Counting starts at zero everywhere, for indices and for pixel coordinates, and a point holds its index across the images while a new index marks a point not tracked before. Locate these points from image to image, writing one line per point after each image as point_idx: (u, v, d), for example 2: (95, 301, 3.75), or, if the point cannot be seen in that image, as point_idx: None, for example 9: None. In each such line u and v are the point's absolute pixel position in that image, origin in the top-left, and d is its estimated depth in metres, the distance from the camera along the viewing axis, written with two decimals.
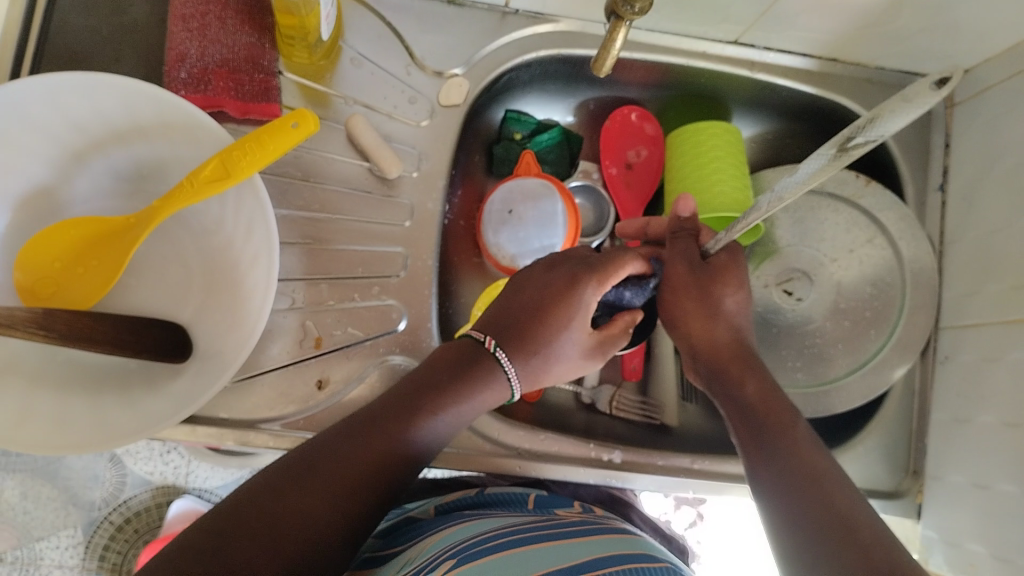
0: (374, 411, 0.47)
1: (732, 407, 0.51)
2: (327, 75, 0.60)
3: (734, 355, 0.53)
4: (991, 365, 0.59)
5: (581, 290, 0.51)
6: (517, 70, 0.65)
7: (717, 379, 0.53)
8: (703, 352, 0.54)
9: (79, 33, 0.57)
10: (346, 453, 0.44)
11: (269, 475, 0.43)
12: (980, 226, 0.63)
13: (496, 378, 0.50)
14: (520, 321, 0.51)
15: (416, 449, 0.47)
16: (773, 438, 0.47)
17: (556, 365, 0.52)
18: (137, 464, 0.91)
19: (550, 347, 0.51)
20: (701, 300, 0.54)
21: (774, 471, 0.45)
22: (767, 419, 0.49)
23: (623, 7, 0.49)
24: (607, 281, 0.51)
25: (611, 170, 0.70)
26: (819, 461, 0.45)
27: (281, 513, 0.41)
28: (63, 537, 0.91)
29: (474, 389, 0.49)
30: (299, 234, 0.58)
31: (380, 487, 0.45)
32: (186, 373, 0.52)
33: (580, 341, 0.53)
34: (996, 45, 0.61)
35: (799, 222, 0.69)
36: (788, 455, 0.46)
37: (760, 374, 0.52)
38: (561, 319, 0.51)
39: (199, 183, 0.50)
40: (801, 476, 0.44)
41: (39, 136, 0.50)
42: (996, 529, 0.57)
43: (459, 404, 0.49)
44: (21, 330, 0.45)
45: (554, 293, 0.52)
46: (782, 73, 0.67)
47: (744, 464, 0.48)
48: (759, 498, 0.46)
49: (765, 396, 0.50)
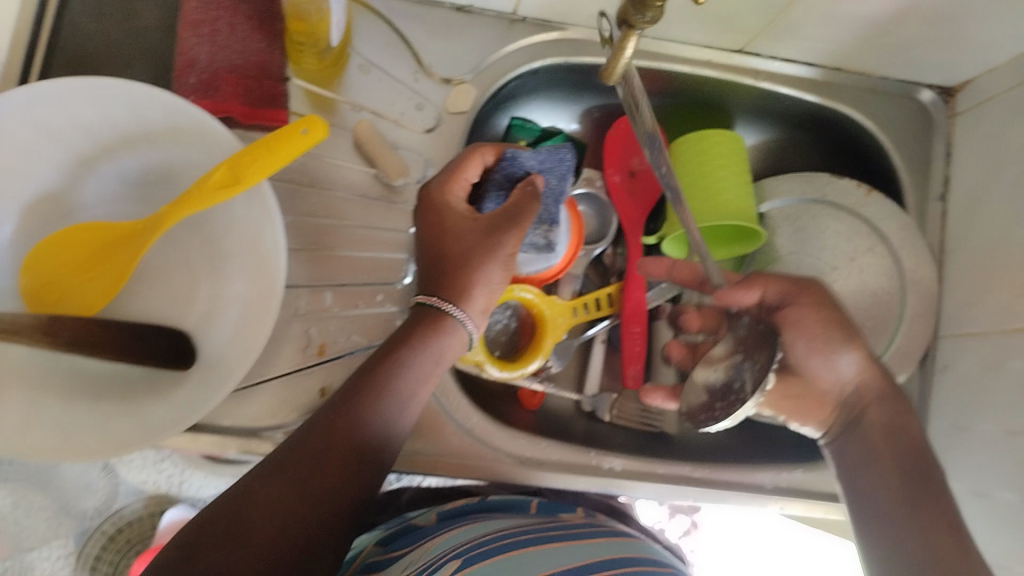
0: (347, 389, 0.48)
1: (883, 438, 0.55)
2: (335, 82, 0.60)
3: (890, 394, 0.56)
4: (991, 374, 0.60)
5: (440, 189, 0.55)
6: (523, 78, 0.66)
7: (884, 404, 0.55)
8: (863, 383, 0.56)
9: (86, 36, 0.57)
10: (319, 441, 0.46)
11: (251, 475, 0.45)
12: (979, 236, 0.64)
13: (444, 321, 0.51)
14: (421, 253, 0.54)
15: (380, 416, 0.48)
16: (922, 478, 0.52)
17: (465, 261, 0.52)
18: (130, 473, 0.89)
19: (449, 254, 0.53)
20: (850, 329, 0.56)
21: (913, 511, 0.50)
22: (920, 459, 0.53)
23: (634, 16, 0.47)
24: (453, 172, 0.56)
25: (615, 177, 0.70)
26: (950, 509, 0.50)
27: (255, 514, 0.43)
28: (55, 547, 0.90)
29: (418, 338, 0.51)
30: (302, 241, 0.58)
31: (353, 472, 0.46)
32: (189, 382, 0.51)
33: (468, 227, 0.53)
34: (997, 57, 0.62)
35: (800, 229, 0.70)
36: (923, 496, 0.51)
37: (912, 416, 0.55)
38: (434, 220, 0.54)
39: (207, 190, 0.50)
40: (937, 520, 0.49)
41: (49, 140, 0.50)
42: (1000, 534, 0.58)
43: (409, 348, 0.50)
44: (25, 337, 0.45)
45: (433, 214, 0.54)
46: (786, 82, 0.68)
47: (883, 489, 0.53)
48: (889, 521, 0.51)
49: (920, 439, 0.54)
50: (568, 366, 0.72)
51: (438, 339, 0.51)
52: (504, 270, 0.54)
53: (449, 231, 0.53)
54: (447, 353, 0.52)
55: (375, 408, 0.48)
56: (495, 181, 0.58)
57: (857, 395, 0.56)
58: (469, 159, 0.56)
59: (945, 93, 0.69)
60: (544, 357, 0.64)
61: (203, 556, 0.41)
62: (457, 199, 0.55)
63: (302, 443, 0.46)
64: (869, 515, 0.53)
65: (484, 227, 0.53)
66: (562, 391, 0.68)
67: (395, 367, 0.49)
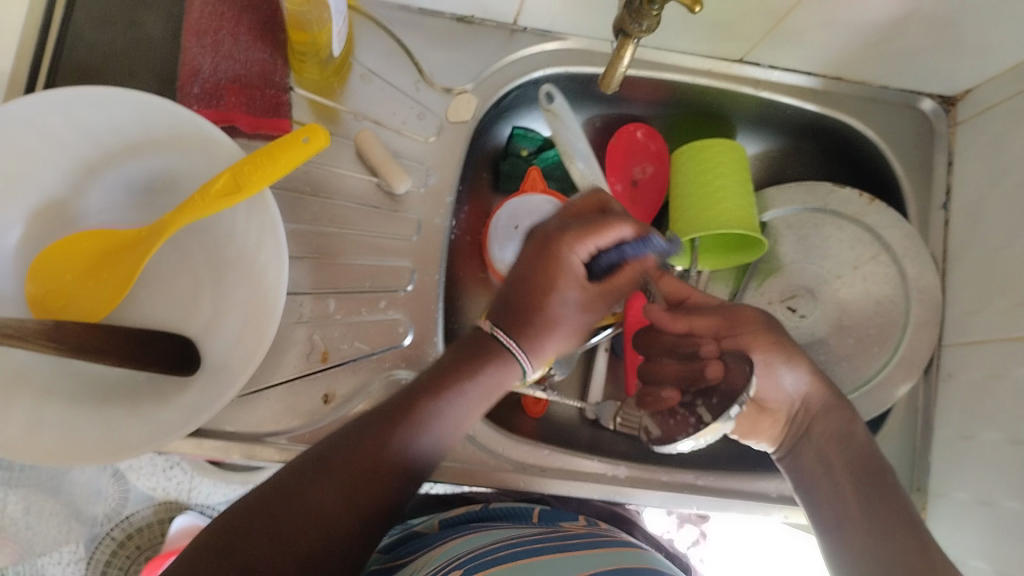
0: (408, 413, 0.48)
1: (832, 445, 0.56)
2: (337, 90, 0.61)
3: (836, 403, 0.57)
4: (994, 381, 0.60)
5: (564, 250, 0.52)
6: (524, 87, 0.66)
7: (829, 415, 0.56)
8: (808, 397, 0.57)
9: (92, 48, 0.58)
10: (367, 452, 0.46)
11: (286, 472, 0.46)
12: (982, 244, 0.64)
13: (512, 362, 0.52)
14: (517, 291, 0.52)
15: (427, 435, 0.49)
16: (878, 489, 0.53)
17: (557, 326, 0.53)
18: (140, 480, 0.90)
19: (547, 312, 0.52)
20: (791, 346, 0.56)
21: (874, 513, 0.52)
22: (872, 468, 0.54)
23: (631, 25, 0.49)
24: (588, 232, 0.52)
25: (617, 186, 0.70)
26: (913, 519, 0.51)
27: (290, 509, 0.44)
28: (64, 552, 0.89)
29: (475, 368, 0.51)
30: (307, 248, 0.59)
31: (391, 484, 0.47)
32: (194, 385, 0.52)
33: (577, 298, 0.53)
34: (998, 65, 0.62)
35: (802, 238, 0.70)
36: (887, 513, 0.52)
37: (860, 426, 0.57)
38: (550, 279, 0.52)
39: (209, 197, 0.50)
40: (896, 518, 0.51)
41: (54, 149, 0.51)
42: (1002, 544, 0.57)
43: (475, 383, 0.50)
44: (31, 342, 0.45)
45: (540, 252, 0.52)
46: (786, 91, 0.68)
47: (842, 505, 0.54)
48: (855, 535, 0.52)
49: (869, 446, 0.56)
50: (573, 375, 0.72)
51: (496, 373, 0.51)
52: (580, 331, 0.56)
53: (556, 291, 0.52)
54: (501, 389, 0.52)
55: (422, 428, 0.48)
56: (614, 251, 0.53)
57: (807, 407, 0.57)
58: (611, 233, 0.52)
59: (946, 103, 0.69)
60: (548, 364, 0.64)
61: (241, 546, 0.42)
62: (577, 260, 0.52)
63: (343, 449, 0.46)
64: (831, 530, 0.53)
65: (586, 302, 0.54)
66: (565, 399, 0.68)
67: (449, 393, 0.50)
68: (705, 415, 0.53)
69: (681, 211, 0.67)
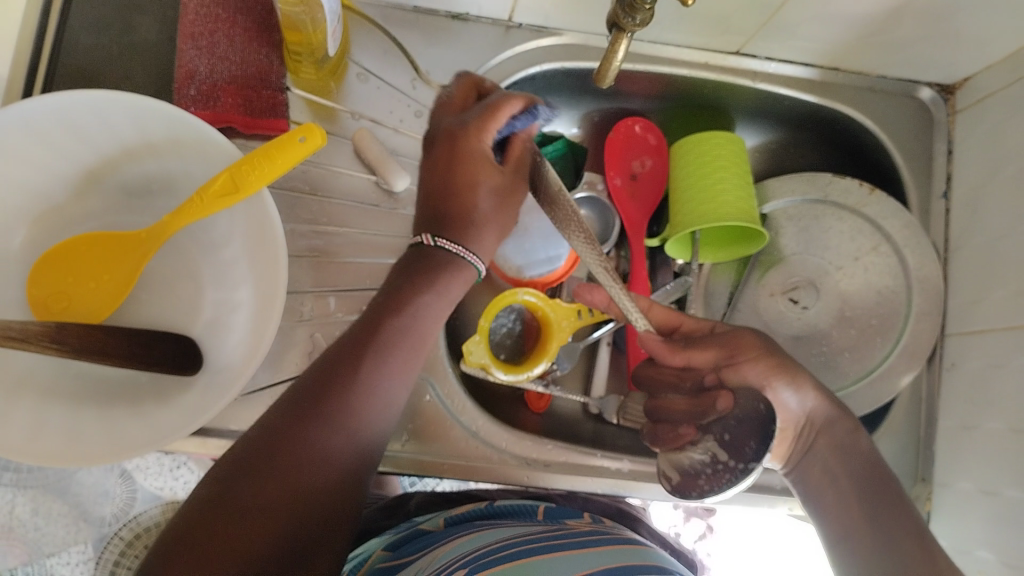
0: (363, 338, 0.48)
1: (837, 459, 0.55)
2: (334, 89, 0.61)
3: (838, 415, 0.56)
4: (996, 370, 0.60)
5: (472, 141, 0.51)
6: (521, 84, 0.66)
7: (831, 430, 0.56)
8: (812, 412, 0.56)
9: (89, 51, 0.58)
10: (337, 386, 0.46)
11: (268, 420, 0.45)
12: (983, 233, 0.63)
13: (461, 269, 0.52)
14: (442, 201, 0.52)
15: (389, 364, 0.48)
16: (883, 502, 0.53)
17: (489, 223, 0.54)
18: (147, 480, 0.88)
19: (477, 213, 0.53)
20: (794, 367, 0.56)
21: (880, 523, 0.51)
22: (877, 480, 0.54)
23: (624, 18, 0.48)
24: (485, 117, 0.52)
25: (616, 180, 0.69)
26: (920, 530, 0.51)
27: (284, 456, 0.43)
28: (73, 552, 0.89)
29: (430, 280, 0.51)
30: (307, 247, 0.59)
31: (371, 416, 0.47)
32: (195, 386, 0.52)
33: (496, 185, 0.53)
34: (996, 54, 0.61)
35: (804, 231, 0.70)
36: (895, 526, 0.51)
37: (863, 439, 0.56)
38: (470, 175, 0.52)
39: (208, 198, 0.51)
40: (903, 528, 0.51)
41: (52, 153, 0.51)
42: (1006, 533, 0.57)
43: (432, 293, 0.50)
44: (35, 343, 0.46)
45: (446, 148, 0.52)
46: (784, 82, 0.68)
47: (848, 519, 0.53)
48: (862, 547, 0.51)
49: (872, 456, 0.55)
50: (575, 370, 0.72)
51: (453, 280, 0.52)
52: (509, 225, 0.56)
53: (480, 186, 0.52)
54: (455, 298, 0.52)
55: (387, 351, 0.48)
56: (506, 128, 0.53)
57: (811, 423, 0.56)
58: (507, 108, 0.52)
59: (945, 91, 0.69)
60: (549, 360, 0.64)
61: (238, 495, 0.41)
62: (485, 145, 0.52)
63: (320, 382, 0.46)
64: (838, 543, 0.53)
65: (507, 185, 0.54)
66: (568, 395, 0.68)
67: (406, 310, 0.49)
68: (732, 459, 0.53)
69: (681, 205, 0.67)
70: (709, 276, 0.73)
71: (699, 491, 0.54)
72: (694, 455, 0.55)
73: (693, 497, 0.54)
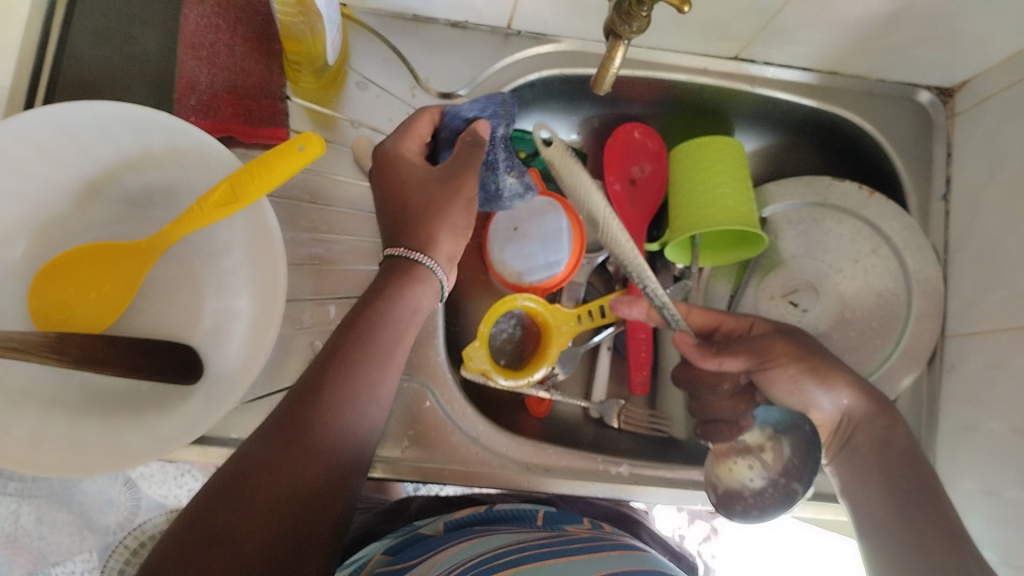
0: (324, 357, 0.47)
1: (873, 454, 0.57)
2: (334, 99, 0.61)
3: (877, 410, 0.57)
4: (996, 372, 0.60)
5: (390, 149, 0.55)
6: (521, 90, 0.66)
7: (871, 421, 0.57)
8: (852, 408, 0.57)
9: (91, 62, 0.59)
10: (311, 400, 0.45)
11: (252, 440, 0.44)
12: (983, 235, 0.63)
13: (409, 271, 0.51)
14: (386, 216, 0.54)
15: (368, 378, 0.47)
16: (915, 491, 0.53)
17: (431, 216, 0.52)
18: (152, 487, 0.88)
19: (411, 208, 0.53)
20: (829, 368, 0.58)
21: (908, 513, 0.53)
22: (912, 470, 0.55)
23: (621, 26, 0.48)
24: (405, 129, 0.56)
25: (615, 186, 0.70)
26: (949, 518, 0.52)
27: (276, 466, 0.42)
28: (77, 561, 0.88)
29: (395, 288, 0.50)
30: (307, 255, 0.59)
31: (356, 416, 0.47)
32: (197, 395, 0.52)
33: (428, 180, 0.53)
34: (995, 55, 0.61)
35: (803, 234, 0.70)
36: (925, 512, 0.52)
37: (904, 430, 0.57)
38: (397, 183, 0.54)
39: (208, 208, 0.51)
40: (932, 521, 0.51)
41: (54, 165, 0.52)
42: (1008, 536, 0.57)
43: (393, 309, 0.49)
44: (35, 353, 0.46)
45: (381, 172, 0.55)
46: (782, 87, 0.68)
47: (881, 508, 0.55)
48: (892, 533, 0.53)
49: (911, 452, 0.56)
50: (576, 374, 0.72)
51: (411, 289, 0.51)
52: (466, 212, 0.54)
53: (404, 185, 0.53)
54: (422, 303, 0.51)
55: (364, 355, 0.48)
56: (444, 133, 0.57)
57: (851, 419, 0.58)
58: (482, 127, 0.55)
59: (944, 94, 0.69)
60: (549, 365, 0.65)
61: (225, 512, 0.40)
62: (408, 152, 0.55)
63: (307, 394, 0.45)
64: (869, 531, 0.55)
65: (438, 176, 0.54)
66: (568, 398, 0.68)
67: (379, 318, 0.49)
68: (784, 480, 0.60)
69: (680, 210, 0.67)
70: (710, 279, 0.73)
71: (742, 507, 0.59)
72: (741, 472, 0.60)
73: (737, 514, 0.59)
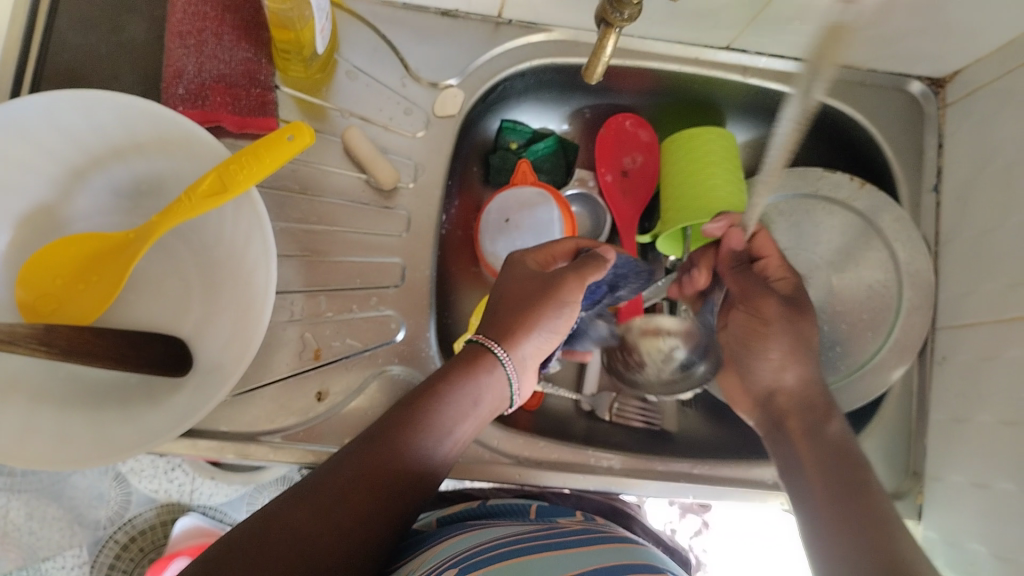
0: (378, 428, 0.50)
1: (806, 445, 0.56)
2: (323, 89, 0.61)
3: (811, 403, 0.58)
4: (987, 362, 0.60)
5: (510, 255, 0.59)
6: (511, 80, 0.66)
7: (807, 414, 0.58)
8: (783, 388, 0.60)
9: (77, 52, 0.58)
10: (354, 469, 0.48)
11: (288, 496, 0.47)
12: (974, 226, 0.63)
13: (479, 360, 0.54)
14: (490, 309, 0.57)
15: (418, 453, 0.50)
16: (846, 479, 0.52)
17: (520, 303, 0.56)
18: (143, 482, 0.87)
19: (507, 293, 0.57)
20: (797, 347, 0.60)
21: (842, 500, 0.50)
22: (845, 458, 0.54)
23: (612, 13, 0.48)
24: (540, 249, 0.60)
25: (607, 177, 0.71)
26: (884, 508, 0.50)
27: (300, 524, 0.45)
28: (68, 556, 0.86)
29: (457, 373, 0.53)
30: (297, 247, 0.59)
31: (402, 491, 0.49)
32: (187, 386, 0.52)
33: (529, 275, 0.57)
34: (987, 45, 0.61)
35: (794, 225, 0.69)
36: (857, 498, 0.50)
37: (838, 421, 0.57)
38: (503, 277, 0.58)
39: (196, 198, 0.50)
40: (867, 507, 0.49)
41: (40, 154, 0.51)
42: (996, 527, 0.57)
43: (451, 391, 0.52)
44: (21, 346, 0.45)
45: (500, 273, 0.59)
46: (775, 77, 0.67)
47: (809, 497, 0.53)
48: (824, 517, 0.50)
49: (843, 440, 0.55)
50: (568, 366, 0.72)
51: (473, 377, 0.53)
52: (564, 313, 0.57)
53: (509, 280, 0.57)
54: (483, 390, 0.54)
55: (417, 435, 0.50)
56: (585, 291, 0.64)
57: (774, 403, 0.60)
58: (595, 270, 0.57)
59: (936, 84, 0.69)
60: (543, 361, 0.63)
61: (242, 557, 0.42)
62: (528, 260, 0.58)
63: (355, 465, 0.48)
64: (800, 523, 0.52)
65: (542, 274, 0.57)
66: (562, 390, 0.69)
67: (437, 400, 0.52)
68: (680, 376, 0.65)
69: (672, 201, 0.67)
70: None
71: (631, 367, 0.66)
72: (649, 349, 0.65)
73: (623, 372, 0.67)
